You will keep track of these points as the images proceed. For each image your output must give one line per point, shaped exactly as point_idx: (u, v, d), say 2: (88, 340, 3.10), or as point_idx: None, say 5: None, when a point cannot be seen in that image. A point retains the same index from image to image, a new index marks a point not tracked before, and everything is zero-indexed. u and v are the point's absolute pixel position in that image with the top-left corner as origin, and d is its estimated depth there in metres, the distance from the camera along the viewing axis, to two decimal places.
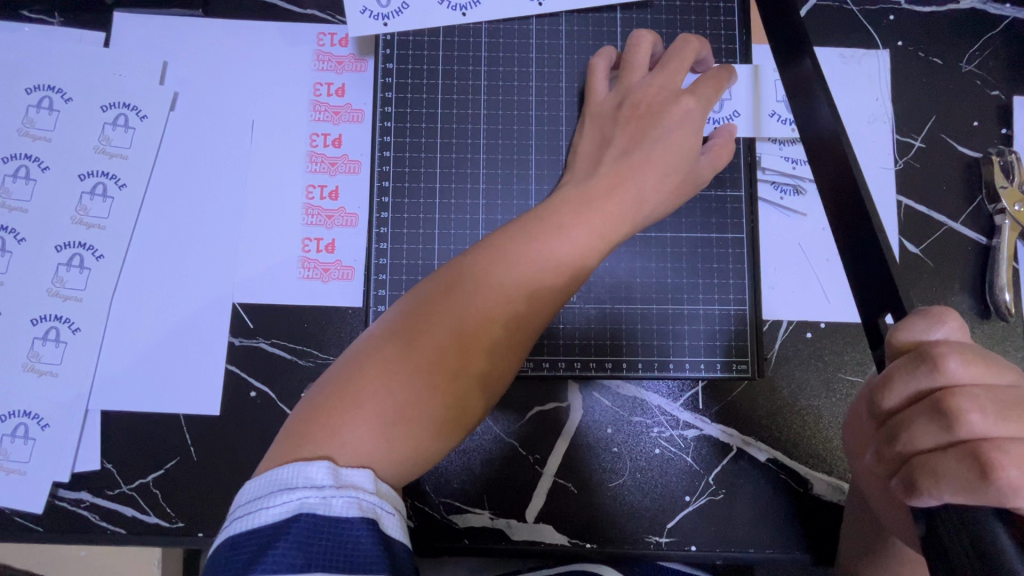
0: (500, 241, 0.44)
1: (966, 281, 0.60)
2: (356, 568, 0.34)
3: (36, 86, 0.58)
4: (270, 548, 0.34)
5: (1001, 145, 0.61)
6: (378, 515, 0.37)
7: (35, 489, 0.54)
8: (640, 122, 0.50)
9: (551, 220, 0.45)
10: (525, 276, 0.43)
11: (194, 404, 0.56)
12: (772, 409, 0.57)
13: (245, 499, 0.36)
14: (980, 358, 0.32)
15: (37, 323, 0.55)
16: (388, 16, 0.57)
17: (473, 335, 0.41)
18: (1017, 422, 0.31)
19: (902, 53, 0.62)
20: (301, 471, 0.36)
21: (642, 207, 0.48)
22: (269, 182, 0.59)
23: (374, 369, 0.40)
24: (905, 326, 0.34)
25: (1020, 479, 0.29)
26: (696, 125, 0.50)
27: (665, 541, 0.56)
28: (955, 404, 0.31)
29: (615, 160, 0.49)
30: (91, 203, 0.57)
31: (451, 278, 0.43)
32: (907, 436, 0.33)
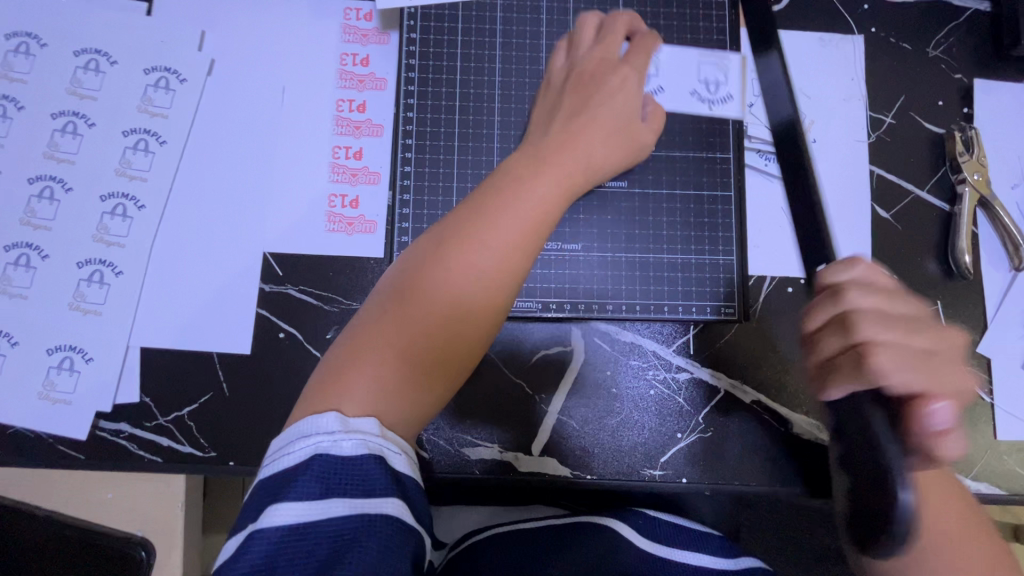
0: (467, 209, 0.48)
1: (932, 244, 0.66)
2: (368, 493, 0.39)
3: (84, 49, 0.62)
4: (295, 481, 0.40)
5: (963, 122, 0.68)
6: (384, 453, 0.41)
7: (79, 418, 0.58)
8: (584, 88, 0.56)
9: (508, 187, 0.49)
10: (491, 243, 0.47)
11: (226, 344, 0.60)
12: (757, 355, 0.63)
13: (273, 447, 0.42)
14: (878, 291, 0.46)
15: (83, 266, 0.59)
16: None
17: (449, 298, 0.46)
18: (902, 332, 0.44)
19: (875, 38, 0.69)
20: (314, 422, 0.41)
21: (595, 163, 0.54)
22: (298, 143, 0.64)
23: (368, 340, 0.45)
24: (829, 268, 0.48)
25: (885, 363, 0.43)
26: (636, 91, 0.57)
27: (659, 473, 0.61)
28: (855, 318, 0.45)
29: (562, 124, 0.54)
30: (133, 157, 0.61)
31: (427, 252, 0.48)
32: (819, 346, 0.47)
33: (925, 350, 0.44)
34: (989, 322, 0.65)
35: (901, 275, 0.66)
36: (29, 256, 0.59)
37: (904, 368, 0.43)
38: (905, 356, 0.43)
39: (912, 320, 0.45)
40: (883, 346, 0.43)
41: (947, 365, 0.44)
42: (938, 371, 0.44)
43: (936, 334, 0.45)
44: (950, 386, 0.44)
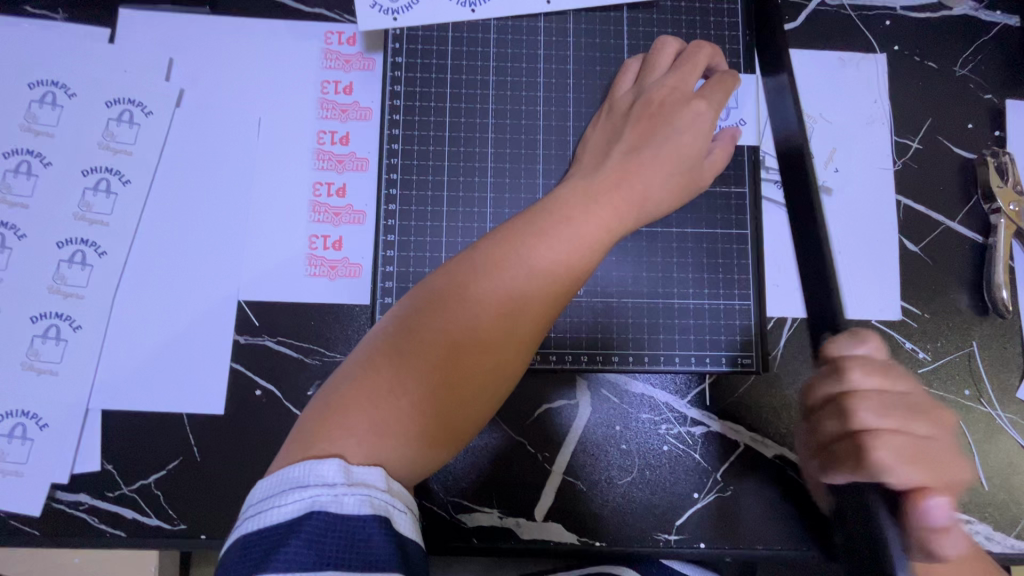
0: (507, 236, 0.44)
1: (965, 280, 0.61)
2: (369, 566, 0.34)
3: (40, 82, 0.57)
4: (282, 545, 0.34)
5: (994, 146, 0.63)
6: (390, 514, 0.36)
7: (32, 491, 0.52)
8: (651, 120, 0.51)
9: (559, 217, 0.45)
10: (529, 276, 0.42)
11: (197, 404, 0.55)
12: (777, 407, 0.58)
13: (257, 496, 0.36)
14: (882, 371, 0.41)
15: (37, 320, 0.54)
16: (398, 11, 0.58)
17: (480, 333, 0.41)
18: (899, 419, 0.40)
19: (898, 57, 0.64)
20: (312, 469, 0.36)
21: (646, 204, 0.48)
22: (274, 179, 0.58)
23: (380, 367, 0.40)
24: (833, 342, 0.42)
25: (886, 458, 0.38)
26: (705, 128, 0.51)
27: (674, 538, 0.56)
28: (853, 403, 0.40)
29: (622, 155, 0.50)
30: (94, 200, 0.56)
31: (456, 276, 0.43)
32: (820, 426, 0.42)
33: (926, 438, 0.40)
34: None
35: (935, 315, 0.61)
36: None
37: (905, 463, 0.38)
38: (905, 449, 0.39)
39: (913, 403, 0.40)
40: (881, 438, 0.39)
41: (944, 452, 0.40)
42: (940, 466, 0.39)
43: (936, 418, 0.40)
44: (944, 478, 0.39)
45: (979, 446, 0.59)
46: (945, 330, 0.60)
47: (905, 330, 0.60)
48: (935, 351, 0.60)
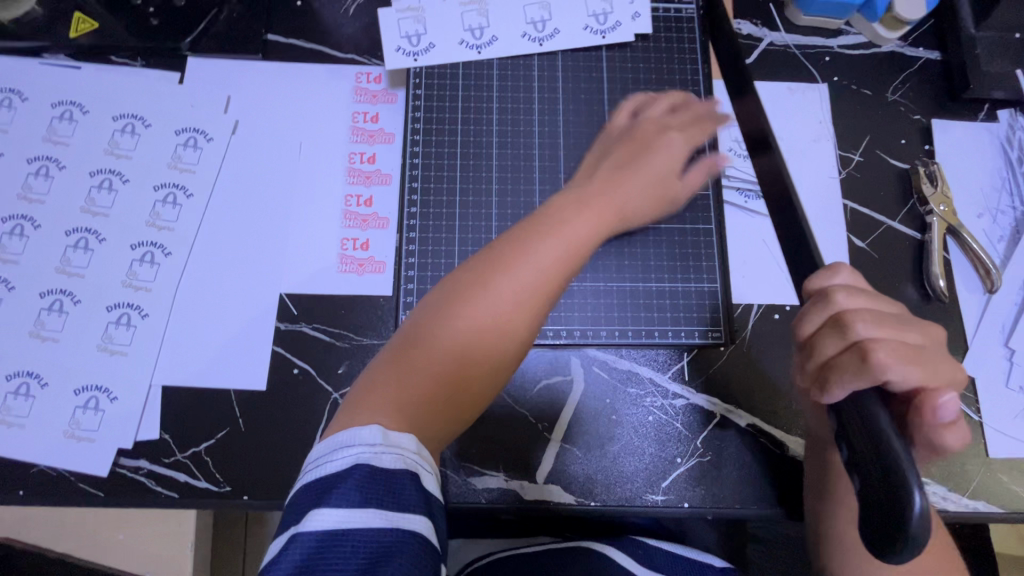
0: (513, 241, 0.53)
1: (908, 270, 0.71)
2: (404, 508, 0.41)
3: (122, 115, 0.69)
4: (334, 488, 0.41)
5: (925, 158, 0.74)
6: (419, 471, 0.43)
7: (100, 456, 0.60)
8: (635, 144, 0.64)
9: (553, 222, 0.55)
10: (529, 273, 0.51)
11: (243, 381, 0.64)
12: (748, 379, 0.66)
13: (316, 455, 0.44)
14: (864, 294, 0.47)
15: (112, 309, 0.64)
16: (418, 53, 0.70)
17: (489, 329, 0.50)
18: (892, 328, 0.45)
19: (837, 86, 0.75)
20: (356, 434, 0.44)
21: (625, 211, 0.60)
22: (312, 191, 0.69)
23: (401, 361, 0.49)
24: (816, 275, 0.49)
25: (886, 358, 0.42)
26: (677, 155, 0.64)
27: (661, 499, 0.63)
28: (848, 318, 0.45)
29: (608, 171, 0.62)
30: (162, 210, 0.67)
31: (453, 289, 0.51)
32: (819, 349, 0.46)
33: (918, 346, 0.45)
34: (970, 342, 0.68)
35: None
36: (62, 301, 0.63)
37: (904, 362, 0.43)
38: (902, 350, 0.43)
39: (901, 318, 0.46)
40: (881, 343, 0.43)
41: (940, 359, 0.45)
42: (933, 366, 0.44)
43: (924, 330, 0.46)
44: (941, 377, 0.44)
45: None
46: None
47: None
48: None
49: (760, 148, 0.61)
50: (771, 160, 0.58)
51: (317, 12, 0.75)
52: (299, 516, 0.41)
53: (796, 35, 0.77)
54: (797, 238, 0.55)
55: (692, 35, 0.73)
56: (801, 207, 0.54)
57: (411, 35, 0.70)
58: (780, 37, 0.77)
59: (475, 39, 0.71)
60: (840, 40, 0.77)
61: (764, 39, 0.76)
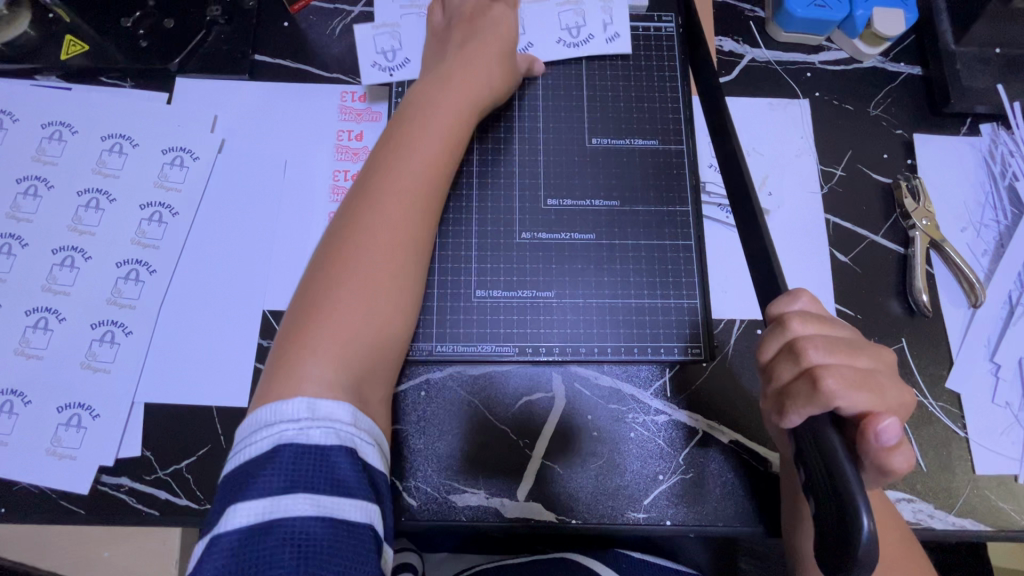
0: (375, 169, 0.58)
1: (892, 285, 0.70)
2: (334, 489, 0.42)
3: (111, 135, 0.70)
4: (260, 473, 0.43)
5: (907, 172, 0.74)
6: (355, 445, 0.46)
7: (82, 473, 0.60)
8: (457, 63, 0.64)
9: (406, 138, 0.59)
10: (395, 186, 0.57)
11: (224, 398, 0.64)
12: (730, 396, 0.66)
13: (242, 441, 0.45)
14: (819, 320, 0.47)
15: (97, 327, 0.64)
16: (393, 69, 0.72)
17: (383, 248, 0.54)
18: (842, 354, 0.45)
19: (818, 101, 0.76)
20: (276, 410, 0.45)
21: (484, 89, 0.65)
22: (297, 209, 0.70)
23: (305, 324, 0.51)
24: (775, 299, 0.48)
25: (834, 385, 0.43)
26: (501, 37, 0.67)
27: (643, 516, 0.62)
28: (801, 345, 0.46)
29: (426, 84, 0.64)
30: (148, 228, 0.67)
31: (332, 244, 0.55)
32: (776, 375, 0.47)
33: (868, 371, 0.45)
34: (955, 357, 0.68)
35: (866, 314, 0.69)
36: (48, 319, 0.64)
37: (851, 389, 0.43)
38: (850, 376, 0.44)
39: (851, 342, 0.47)
40: (829, 369, 0.44)
41: (889, 383, 0.46)
42: (882, 391, 0.45)
43: (876, 355, 0.47)
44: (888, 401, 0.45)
45: (915, 432, 0.66)
46: (877, 327, 0.69)
47: None
48: None
49: (729, 168, 0.61)
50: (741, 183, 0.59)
51: (303, 33, 0.76)
52: (229, 501, 0.42)
53: (777, 51, 0.77)
54: (763, 255, 0.56)
55: (672, 53, 0.74)
56: (768, 234, 0.55)
57: (387, 51, 0.72)
58: (761, 53, 0.77)
59: None
60: (822, 56, 0.77)
61: (745, 55, 0.77)
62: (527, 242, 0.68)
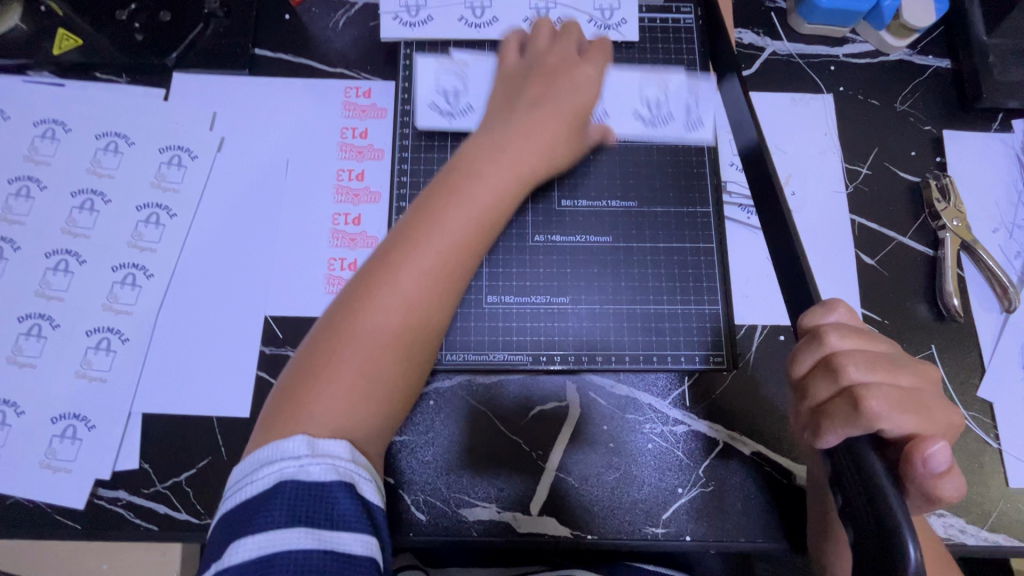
0: (415, 219, 0.51)
1: (920, 288, 0.67)
2: (337, 525, 0.40)
3: (106, 133, 0.67)
4: (258, 510, 0.40)
5: (936, 170, 0.70)
6: (356, 480, 0.43)
7: (77, 487, 0.58)
8: (527, 103, 0.58)
9: (456, 192, 0.52)
10: (433, 249, 0.50)
11: (225, 407, 0.61)
12: (751, 405, 0.63)
13: (238, 476, 0.43)
14: (857, 334, 0.44)
15: (92, 334, 0.62)
16: (454, 115, 0.68)
17: (408, 318, 0.49)
18: (884, 373, 0.43)
19: (843, 96, 0.73)
20: (277, 448, 0.43)
21: (549, 154, 0.58)
22: (299, 210, 0.67)
23: (312, 375, 0.47)
24: (808, 312, 0.45)
25: (878, 407, 0.40)
26: (588, 87, 0.61)
27: (662, 531, 0.60)
28: (839, 361, 0.43)
29: (490, 128, 0.57)
30: (145, 230, 0.65)
31: (358, 291, 0.49)
32: (812, 392, 0.44)
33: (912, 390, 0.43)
34: (986, 364, 0.65)
35: (892, 319, 0.66)
36: (41, 326, 0.61)
37: (896, 410, 0.41)
38: (893, 397, 0.41)
39: (894, 359, 0.44)
40: (872, 389, 0.41)
41: (934, 403, 0.43)
42: (927, 412, 0.42)
43: (918, 371, 0.44)
44: (935, 423, 0.42)
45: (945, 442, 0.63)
46: (905, 333, 0.66)
47: None
48: None
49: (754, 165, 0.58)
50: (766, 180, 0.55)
51: (305, 26, 0.73)
52: (227, 540, 0.40)
53: (800, 44, 0.74)
54: (787, 256, 0.52)
55: (691, 46, 0.71)
56: (797, 233, 0.50)
57: (449, 93, 0.68)
58: (783, 46, 0.74)
59: None
60: (846, 49, 0.74)
61: (766, 48, 0.74)
62: (540, 245, 0.65)
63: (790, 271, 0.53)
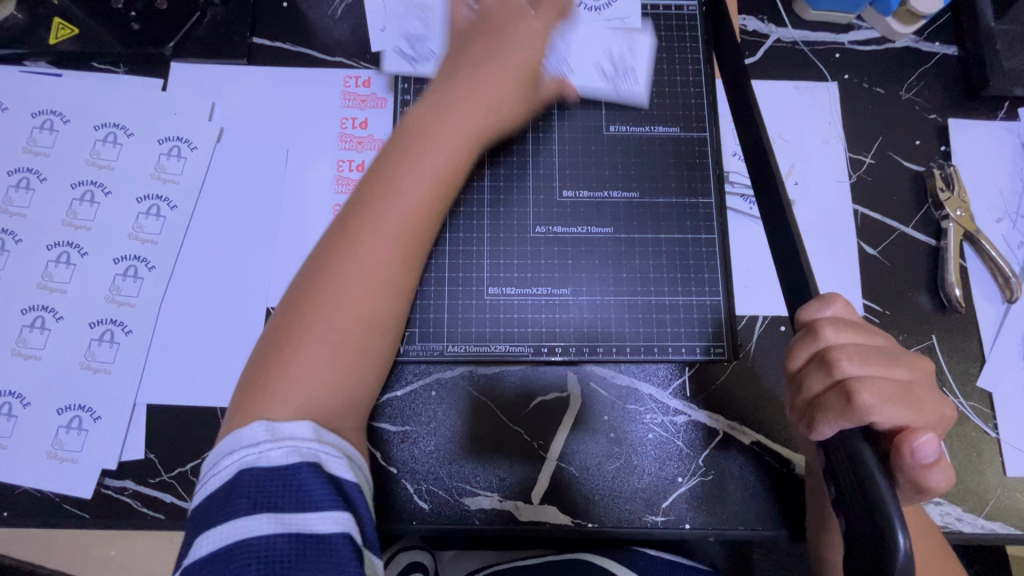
0: (350, 205, 0.54)
1: (921, 279, 0.67)
2: (303, 505, 0.41)
3: (104, 124, 0.67)
4: (224, 500, 0.41)
5: (941, 160, 0.70)
6: (321, 458, 0.44)
7: (84, 477, 0.59)
8: (479, 65, 0.60)
9: (393, 173, 0.54)
10: (379, 228, 0.52)
11: (229, 398, 0.62)
12: (752, 395, 0.63)
13: (204, 470, 0.44)
14: (854, 328, 0.43)
15: (95, 326, 0.62)
16: None
17: (374, 280, 0.52)
18: (878, 366, 0.42)
19: (848, 84, 0.72)
20: (239, 437, 0.44)
21: (496, 111, 0.60)
22: (299, 202, 0.67)
23: (281, 348, 0.49)
24: (804, 306, 0.44)
25: (871, 401, 0.40)
26: (537, 38, 0.63)
27: (661, 519, 0.60)
28: (833, 355, 0.42)
29: (425, 101, 0.59)
30: (146, 222, 0.65)
31: (316, 265, 0.53)
32: (805, 385, 0.43)
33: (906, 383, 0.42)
34: (987, 355, 0.65)
35: (893, 310, 0.66)
36: (44, 318, 0.62)
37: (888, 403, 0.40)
38: (887, 389, 0.40)
39: (888, 352, 0.43)
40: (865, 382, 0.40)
41: (928, 394, 0.42)
42: (921, 405, 0.41)
43: (913, 365, 0.43)
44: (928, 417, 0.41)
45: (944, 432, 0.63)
46: (906, 324, 0.66)
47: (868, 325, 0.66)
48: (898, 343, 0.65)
49: (756, 155, 0.57)
50: (770, 174, 0.55)
51: (303, 14, 0.72)
52: (193, 537, 0.41)
53: (805, 31, 0.73)
54: (789, 247, 0.52)
55: (694, 34, 0.70)
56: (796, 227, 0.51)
57: None
58: (787, 33, 0.73)
59: None
60: (852, 35, 0.73)
61: (770, 35, 0.73)
62: (541, 237, 0.65)
63: (790, 263, 0.53)
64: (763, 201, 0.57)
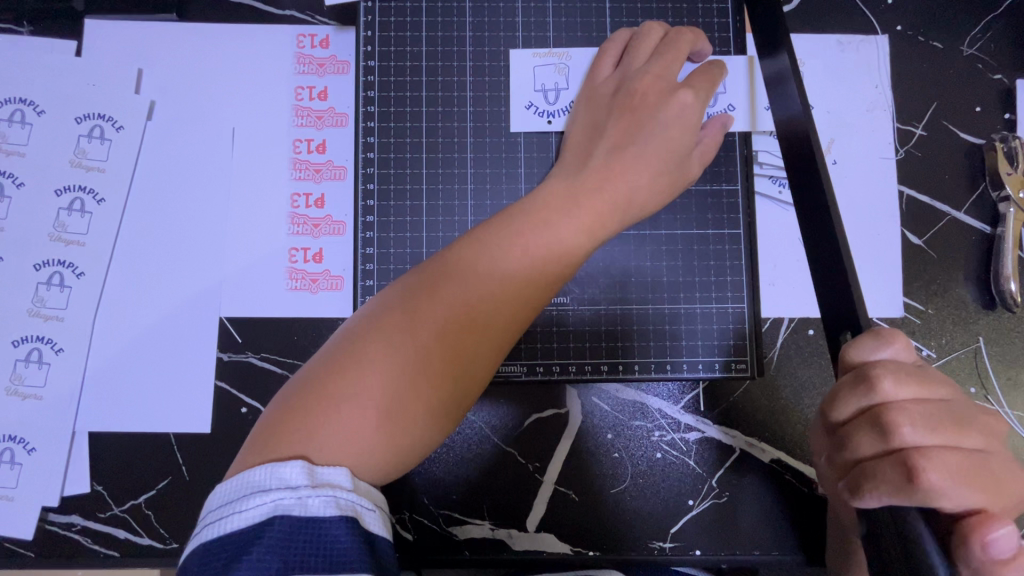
0: (479, 237, 0.43)
1: (971, 271, 0.58)
2: (335, 568, 0.32)
3: (8, 99, 0.56)
4: (245, 552, 0.32)
5: (1004, 131, 0.59)
6: (357, 513, 0.35)
7: (24, 514, 0.52)
8: (632, 114, 0.49)
9: (543, 214, 0.44)
10: (504, 278, 0.41)
11: (182, 423, 0.54)
12: (773, 411, 0.56)
13: (216, 503, 0.34)
14: (916, 378, 0.35)
15: (19, 344, 0.54)
16: (553, 113, 0.56)
17: (461, 335, 0.40)
18: (947, 433, 0.34)
19: (900, 38, 0.60)
20: (275, 472, 0.34)
21: (624, 206, 0.47)
22: (250, 193, 0.57)
23: (320, 402, 0.37)
24: (855, 344, 0.36)
25: (940, 482, 0.32)
26: (692, 121, 0.50)
27: (669, 546, 0.55)
28: (891, 417, 0.34)
29: (605, 153, 0.48)
30: (69, 219, 0.55)
31: (395, 308, 0.40)
32: (850, 446, 0.35)
33: (979, 454, 0.34)
34: None
35: (937, 310, 0.58)
36: None
37: (959, 484, 0.32)
38: (958, 466, 0.32)
39: (958, 412, 0.35)
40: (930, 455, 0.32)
41: (1004, 467, 0.34)
42: (998, 483, 0.33)
43: (987, 429, 0.35)
44: (1004, 497, 0.33)
45: None
46: (950, 326, 0.58)
47: (909, 328, 0.58)
48: (940, 348, 0.58)
49: (792, 134, 0.47)
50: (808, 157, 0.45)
51: None
52: None
53: None
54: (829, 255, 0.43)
55: None
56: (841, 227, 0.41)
57: (547, 88, 0.56)
58: None
59: (549, 103, 0.56)
60: None
61: None
62: None
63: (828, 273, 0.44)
64: (799, 194, 0.47)
